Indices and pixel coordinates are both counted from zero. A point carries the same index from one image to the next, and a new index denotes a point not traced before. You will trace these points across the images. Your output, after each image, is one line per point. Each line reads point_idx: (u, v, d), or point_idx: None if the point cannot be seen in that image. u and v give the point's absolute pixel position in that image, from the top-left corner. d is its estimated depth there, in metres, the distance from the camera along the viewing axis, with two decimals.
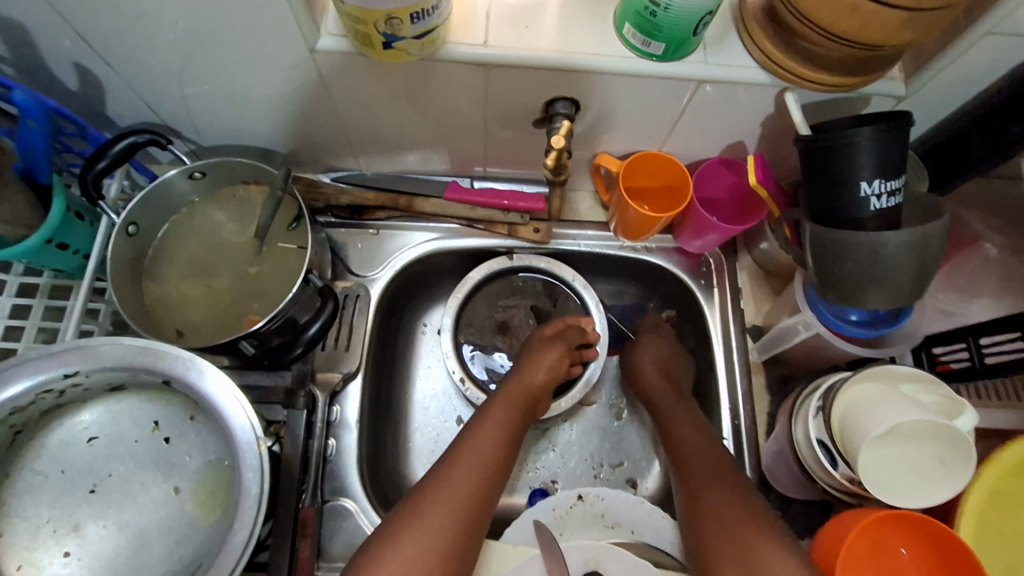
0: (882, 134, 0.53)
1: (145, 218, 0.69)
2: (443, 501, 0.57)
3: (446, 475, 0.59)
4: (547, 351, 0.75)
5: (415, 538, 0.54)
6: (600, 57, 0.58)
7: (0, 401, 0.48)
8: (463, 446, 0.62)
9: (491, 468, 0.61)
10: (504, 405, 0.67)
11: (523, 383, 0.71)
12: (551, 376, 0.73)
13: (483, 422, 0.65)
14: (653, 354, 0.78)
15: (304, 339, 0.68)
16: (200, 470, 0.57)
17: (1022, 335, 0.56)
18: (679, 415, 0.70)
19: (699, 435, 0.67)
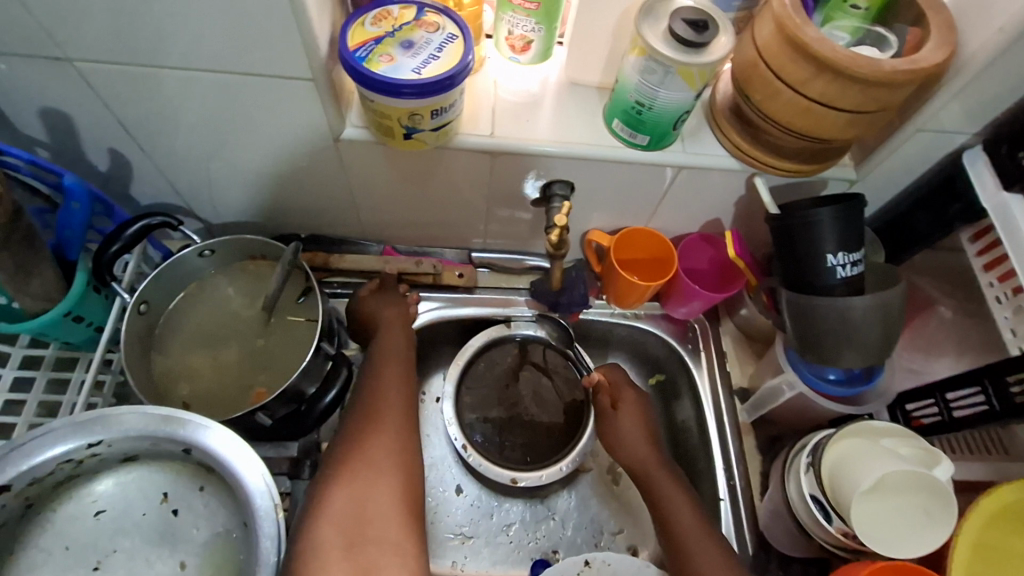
0: (840, 214, 0.60)
1: (156, 295, 0.71)
2: (372, 433, 0.58)
3: (368, 412, 0.60)
4: (381, 306, 0.74)
5: (360, 457, 0.56)
6: (594, 146, 0.66)
7: (22, 470, 0.49)
8: (375, 385, 0.63)
9: (407, 395, 0.64)
10: (397, 348, 0.69)
11: (393, 327, 0.72)
12: (402, 315, 0.73)
13: (383, 357, 0.67)
14: (637, 426, 0.75)
15: (320, 407, 0.68)
16: (206, 543, 0.56)
17: (981, 390, 0.60)
18: (679, 511, 0.67)
19: (704, 541, 0.64)
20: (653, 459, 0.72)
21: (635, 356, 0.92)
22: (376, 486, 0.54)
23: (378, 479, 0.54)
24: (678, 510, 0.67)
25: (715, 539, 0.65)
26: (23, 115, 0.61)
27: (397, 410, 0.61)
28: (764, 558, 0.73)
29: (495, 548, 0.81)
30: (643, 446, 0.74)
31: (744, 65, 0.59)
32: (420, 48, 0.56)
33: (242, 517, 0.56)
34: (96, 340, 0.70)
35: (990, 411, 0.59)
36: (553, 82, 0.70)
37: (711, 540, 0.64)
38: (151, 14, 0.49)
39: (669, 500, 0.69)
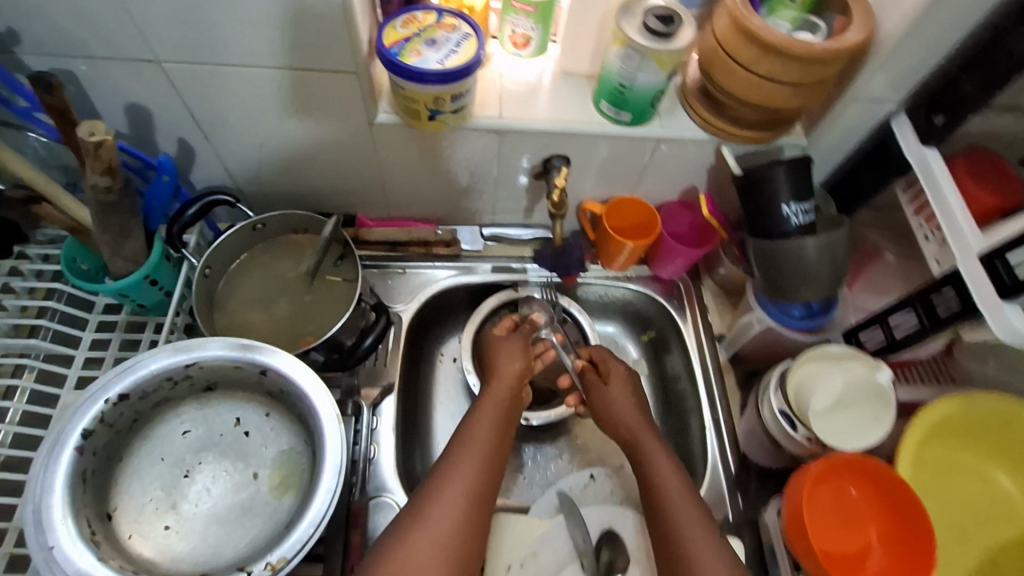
0: (791, 170, 0.74)
1: (217, 262, 0.83)
2: (456, 483, 0.65)
3: (452, 466, 0.66)
4: (502, 347, 0.84)
5: (420, 528, 0.60)
6: (587, 123, 0.78)
7: (134, 382, 0.60)
8: (456, 453, 0.68)
9: (491, 458, 0.68)
10: (492, 406, 0.74)
11: (502, 379, 0.79)
12: (518, 365, 0.81)
13: (478, 414, 0.73)
14: (625, 393, 0.82)
15: (359, 351, 0.78)
16: (274, 458, 0.67)
17: (912, 310, 0.72)
18: (661, 468, 0.71)
19: (685, 497, 0.67)
20: (640, 422, 0.77)
21: (629, 316, 1.04)
22: (435, 550, 0.59)
23: (434, 556, 0.59)
24: (664, 465, 0.71)
25: (692, 492, 0.68)
26: (109, 110, 0.74)
27: (473, 467, 0.66)
28: (746, 476, 0.84)
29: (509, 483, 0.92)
30: (633, 411, 0.79)
31: (708, 51, 0.72)
32: (442, 44, 0.68)
33: (306, 434, 0.68)
34: (165, 303, 0.81)
35: (921, 327, 0.71)
36: (549, 73, 0.82)
37: (689, 490, 0.68)
38: (228, 21, 0.62)
39: (654, 461, 0.72)
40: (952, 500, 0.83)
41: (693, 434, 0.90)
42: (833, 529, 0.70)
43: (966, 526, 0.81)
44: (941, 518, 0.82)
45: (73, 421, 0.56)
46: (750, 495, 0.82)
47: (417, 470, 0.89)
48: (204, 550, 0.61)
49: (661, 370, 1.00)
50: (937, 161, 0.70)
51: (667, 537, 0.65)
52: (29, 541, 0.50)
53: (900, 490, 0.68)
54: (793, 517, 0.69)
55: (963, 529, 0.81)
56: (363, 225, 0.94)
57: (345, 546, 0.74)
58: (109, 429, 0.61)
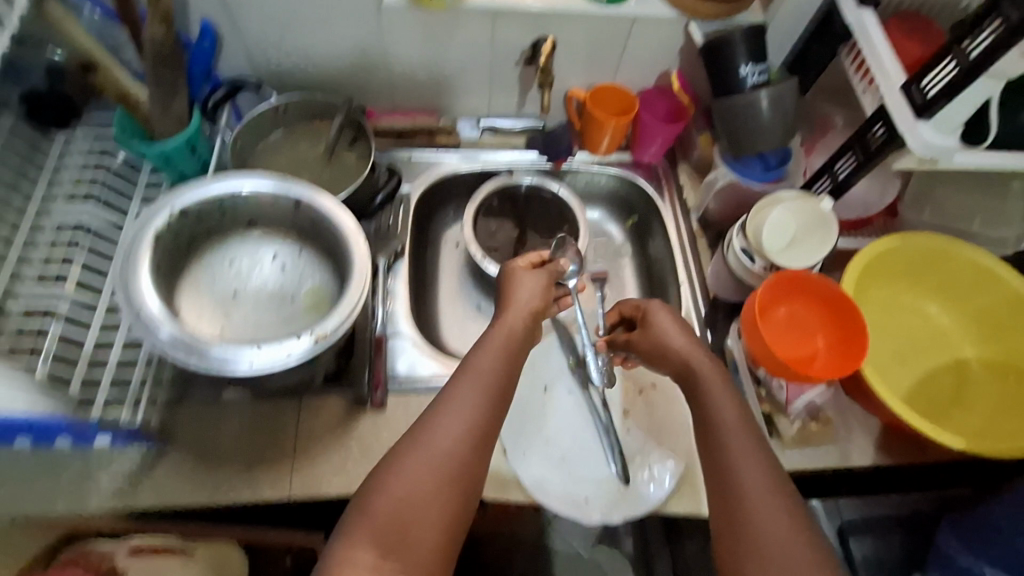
0: (749, 34, 0.85)
1: (246, 137, 0.94)
2: (443, 428, 0.62)
3: (434, 421, 0.63)
4: (520, 279, 0.78)
5: (411, 455, 0.60)
6: (569, 2, 0.89)
7: (195, 196, 0.73)
8: (450, 394, 0.64)
9: (493, 392, 0.65)
10: (495, 342, 0.70)
11: (512, 313, 0.73)
12: (537, 301, 0.76)
13: (482, 353, 0.68)
14: (673, 326, 0.74)
15: (372, 207, 0.95)
16: (308, 287, 0.78)
17: (851, 151, 0.84)
18: (724, 410, 0.65)
19: (743, 431, 0.63)
20: (695, 349, 0.71)
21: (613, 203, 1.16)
22: (439, 497, 0.59)
23: (430, 478, 0.59)
24: (721, 402, 0.66)
25: (754, 430, 0.63)
26: None
27: (474, 412, 0.64)
28: (715, 316, 0.96)
29: None
30: (678, 335, 0.73)
31: None
32: None
33: (334, 264, 0.79)
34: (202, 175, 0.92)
35: (858, 164, 0.83)
36: None
37: (752, 431, 0.63)
38: None
39: (715, 395, 0.66)
40: (895, 332, 0.95)
41: (670, 291, 1.03)
42: (786, 337, 0.82)
43: (908, 352, 0.94)
44: (887, 346, 0.94)
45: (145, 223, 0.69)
46: (719, 331, 0.95)
47: (428, 329, 1.01)
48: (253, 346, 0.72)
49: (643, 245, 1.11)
50: (871, 19, 0.80)
51: (721, 490, 0.60)
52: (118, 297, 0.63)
53: (843, 305, 0.80)
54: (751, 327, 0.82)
55: (905, 354, 0.94)
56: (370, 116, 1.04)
57: (371, 371, 0.87)
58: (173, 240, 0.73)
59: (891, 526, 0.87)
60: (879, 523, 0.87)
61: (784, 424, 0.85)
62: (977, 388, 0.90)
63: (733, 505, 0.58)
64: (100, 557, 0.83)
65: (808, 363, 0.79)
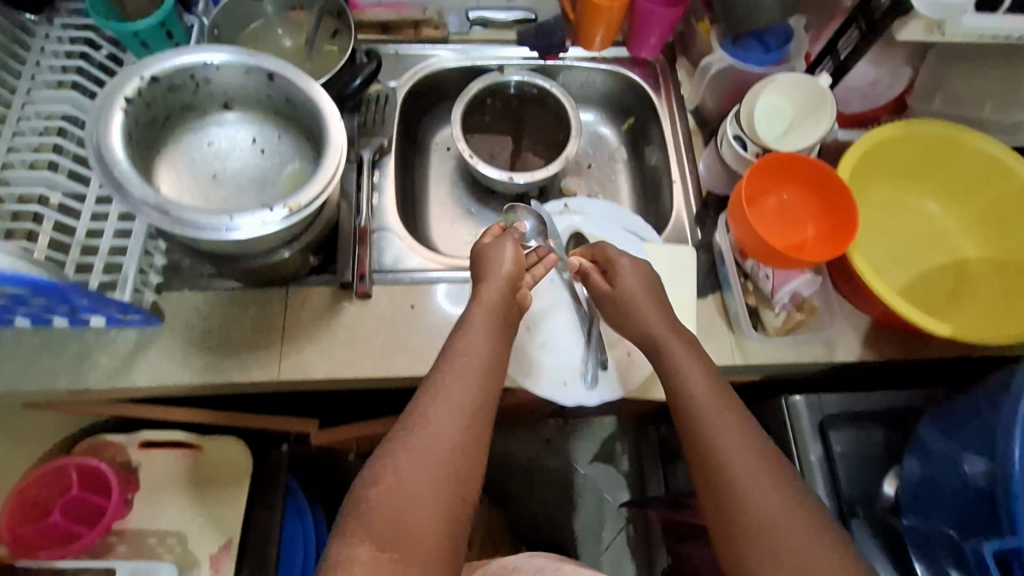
0: None
1: (223, 26, 0.90)
2: (426, 465, 0.57)
3: (428, 420, 0.60)
4: (500, 250, 0.73)
5: (397, 454, 0.58)
6: None
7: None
8: (438, 381, 0.62)
9: (483, 376, 0.63)
10: (483, 324, 0.67)
11: (486, 300, 0.69)
12: (518, 265, 0.73)
13: (465, 333, 0.66)
14: (636, 278, 0.73)
15: (347, 87, 0.89)
16: (273, 152, 0.77)
17: (854, 22, 0.78)
18: (683, 368, 0.65)
19: (704, 389, 0.63)
20: (660, 322, 0.69)
21: (608, 104, 1.12)
22: (413, 524, 0.54)
23: (417, 506, 0.55)
24: (671, 353, 0.67)
25: (722, 388, 0.63)
26: None
27: (464, 400, 0.61)
28: (705, 212, 0.92)
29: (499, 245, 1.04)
30: (647, 297, 0.71)
31: None
32: None
33: (312, 149, 0.77)
34: None
35: (861, 36, 0.77)
36: None
37: (711, 378, 0.64)
38: None
39: (672, 351, 0.67)
40: (889, 227, 0.92)
41: (664, 192, 1.01)
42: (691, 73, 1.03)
43: (902, 255, 0.91)
44: (879, 246, 0.91)
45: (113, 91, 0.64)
46: (707, 182, 0.94)
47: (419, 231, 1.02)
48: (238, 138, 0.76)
49: (639, 152, 1.09)
50: None
51: (692, 436, 0.61)
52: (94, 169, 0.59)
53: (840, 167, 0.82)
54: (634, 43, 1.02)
55: (900, 259, 0.91)
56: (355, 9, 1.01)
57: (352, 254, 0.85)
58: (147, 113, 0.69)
59: (875, 420, 0.83)
60: (858, 417, 0.83)
61: (768, 316, 0.82)
62: (979, 283, 0.88)
63: (711, 472, 0.58)
64: (114, 448, 0.87)
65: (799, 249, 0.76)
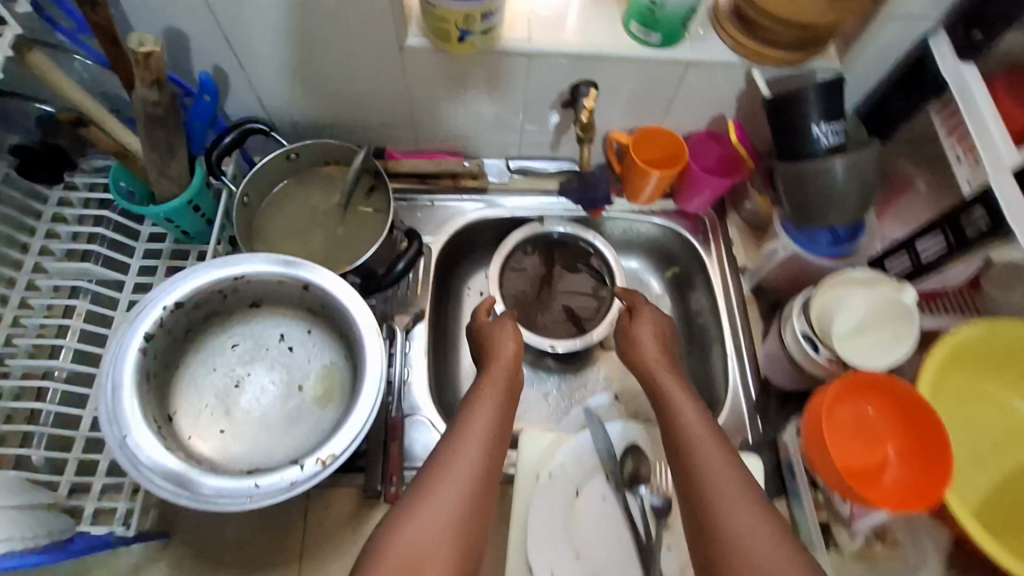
0: (826, 92, 0.72)
1: (254, 192, 0.85)
2: (451, 475, 0.62)
3: (457, 447, 0.65)
4: (502, 329, 0.83)
5: (420, 513, 0.59)
6: (616, 48, 0.77)
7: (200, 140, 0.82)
8: (457, 429, 0.67)
9: (491, 436, 0.67)
10: (487, 391, 0.73)
11: (498, 368, 0.77)
12: (519, 345, 0.81)
13: (477, 401, 0.71)
14: (650, 331, 0.82)
15: (393, 275, 0.80)
16: (318, 371, 0.72)
17: (941, 232, 0.72)
18: (671, 387, 0.72)
19: (696, 410, 0.68)
20: (660, 364, 0.77)
21: (651, 251, 1.06)
22: (449, 528, 0.58)
23: (440, 539, 0.58)
24: (662, 374, 0.75)
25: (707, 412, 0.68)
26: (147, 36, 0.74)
27: (471, 455, 0.64)
28: (766, 400, 0.87)
29: (535, 409, 0.97)
30: (651, 349, 0.80)
31: None
32: None
33: (346, 352, 0.73)
34: (206, 231, 0.85)
35: (950, 249, 0.72)
36: None
37: (697, 405, 0.69)
38: None
39: (667, 384, 0.73)
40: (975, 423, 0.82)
41: (714, 361, 0.93)
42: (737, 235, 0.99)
43: (988, 459, 0.80)
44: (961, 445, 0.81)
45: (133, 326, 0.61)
46: (767, 366, 0.87)
47: (448, 394, 0.94)
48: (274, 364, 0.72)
49: (683, 306, 1.03)
50: (975, 78, 0.68)
51: (684, 459, 0.64)
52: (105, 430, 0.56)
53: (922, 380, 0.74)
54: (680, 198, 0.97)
55: (983, 460, 0.80)
56: (392, 158, 0.96)
57: (385, 454, 0.79)
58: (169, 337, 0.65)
59: None
60: None
61: (844, 539, 0.74)
62: None
63: (709, 498, 0.59)
64: None
65: (876, 475, 0.71)
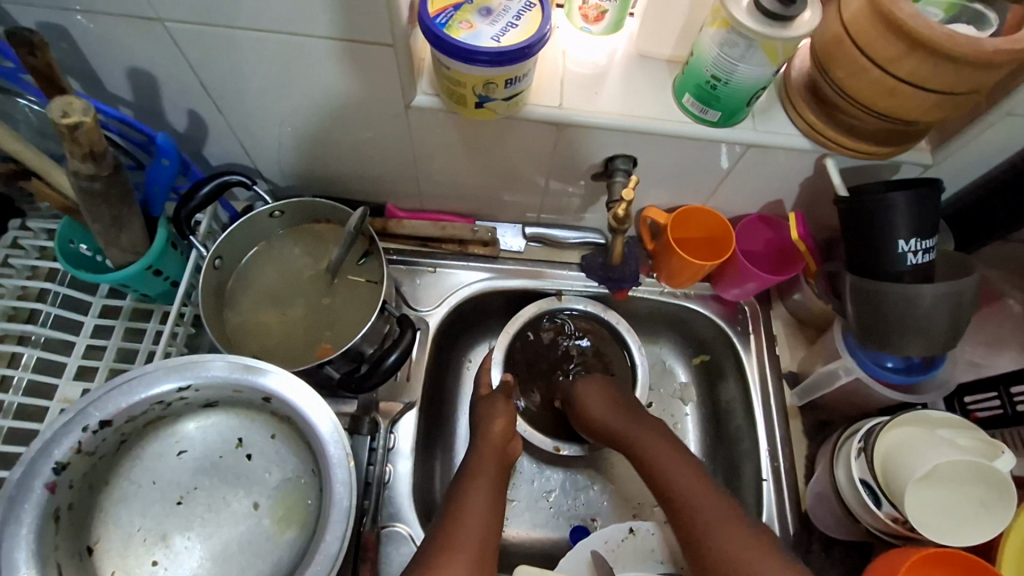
0: (915, 200, 0.59)
1: (229, 251, 0.74)
2: (460, 548, 0.59)
3: (461, 516, 0.63)
4: (492, 405, 0.76)
5: None
6: (663, 122, 0.65)
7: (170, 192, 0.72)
8: (461, 500, 0.65)
9: (489, 514, 0.64)
10: (485, 463, 0.70)
11: (491, 441, 0.72)
12: (509, 422, 0.74)
13: (475, 475, 0.68)
14: (599, 394, 0.77)
15: (383, 369, 0.68)
16: (277, 487, 0.60)
17: None
18: (640, 433, 0.74)
19: (669, 453, 0.71)
20: (616, 414, 0.75)
21: (680, 335, 0.92)
22: None
23: None
24: (622, 420, 0.75)
25: (677, 447, 0.71)
26: (110, 75, 0.63)
27: (483, 529, 0.62)
28: (807, 541, 0.74)
29: (535, 513, 0.84)
30: (613, 411, 0.75)
31: (827, 41, 0.58)
32: (499, 16, 0.55)
33: (312, 465, 0.60)
34: (170, 293, 0.73)
35: None
36: (622, 53, 0.69)
37: (670, 445, 0.71)
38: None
39: (635, 432, 0.74)
40: None
41: (746, 481, 0.80)
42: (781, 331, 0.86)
43: None
44: None
45: (44, 454, 0.51)
46: (812, 501, 0.74)
47: (435, 492, 0.81)
48: (224, 477, 0.60)
49: (713, 403, 0.89)
50: None
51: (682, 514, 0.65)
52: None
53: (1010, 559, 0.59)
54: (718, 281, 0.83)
55: None
56: (393, 216, 0.84)
57: None
58: (91, 456, 0.55)
59: None
60: None
61: None
62: None
63: (694, 528, 0.64)
64: None
65: None
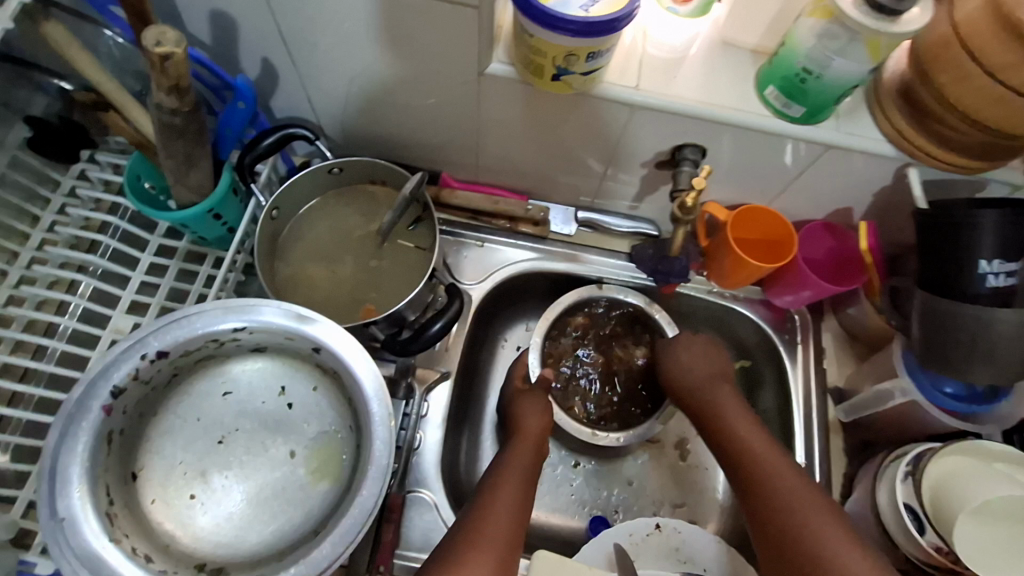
0: (1005, 219, 0.56)
1: (285, 204, 0.74)
2: (490, 531, 0.60)
3: (494, 499, 0.63)
4: (526, 403, 0.77)
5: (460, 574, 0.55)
6: (742, 113, 0.62)
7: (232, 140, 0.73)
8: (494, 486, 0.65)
9: (523, 501, 0.64)
10: (520, 450, 0.70)
11: (529, 434, 0.73)
12: (544, 417, 0.75)
13: (511, 459, 0.69)
14: (696, 355, 0.78)
15: (426, 337, 0.68)
16: (315, 438, 0.60)
17: None
18: (748, 435, 0.68)
19: (772, 453, 0.66)
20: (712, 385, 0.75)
21: (722, 337, 0.90)
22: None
23: None
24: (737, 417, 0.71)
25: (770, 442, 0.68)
26: (193, 16, 0.64)
27: (515, 512, 0.63)
28: None
29: (557, 497, 0.83)
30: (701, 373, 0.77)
31: (934, 43, 0.55)
32: None
33: (352, 420, 0.61)
34: (225, 239, 0.74)
35: None
36: (704, 39, 0.66)
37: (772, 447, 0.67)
38: None
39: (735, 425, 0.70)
40: None
41: None
42: (828, 343, 0.83)
43: None
44: None
45: (103, 376, 0.53)
46: (846, 521, 0.73)
47: (461, 463, 0.81)
48: (265, 423, 0.60)
49: (749, 409, 0.87)
50: None
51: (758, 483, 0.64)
52: (38, 511, 0.47)
53: None
54: (769, 286, 0.81)
55: None
56: (446, 185, 0.84)
57: (376, 542, 0.68)
58: (144, 385, 0.56)
59: None
60: None
61: None
62: None
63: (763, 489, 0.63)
64: None
65: None
